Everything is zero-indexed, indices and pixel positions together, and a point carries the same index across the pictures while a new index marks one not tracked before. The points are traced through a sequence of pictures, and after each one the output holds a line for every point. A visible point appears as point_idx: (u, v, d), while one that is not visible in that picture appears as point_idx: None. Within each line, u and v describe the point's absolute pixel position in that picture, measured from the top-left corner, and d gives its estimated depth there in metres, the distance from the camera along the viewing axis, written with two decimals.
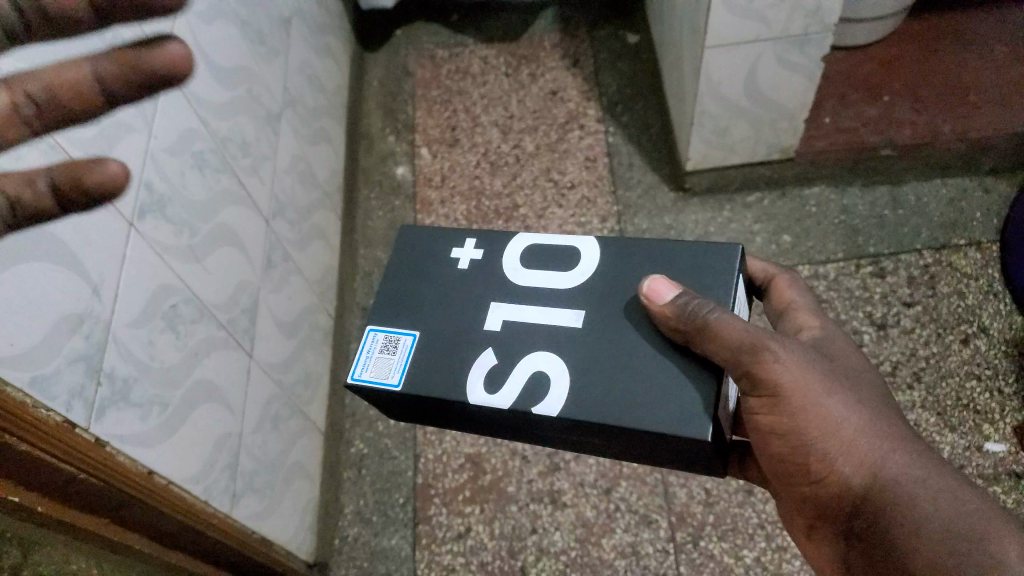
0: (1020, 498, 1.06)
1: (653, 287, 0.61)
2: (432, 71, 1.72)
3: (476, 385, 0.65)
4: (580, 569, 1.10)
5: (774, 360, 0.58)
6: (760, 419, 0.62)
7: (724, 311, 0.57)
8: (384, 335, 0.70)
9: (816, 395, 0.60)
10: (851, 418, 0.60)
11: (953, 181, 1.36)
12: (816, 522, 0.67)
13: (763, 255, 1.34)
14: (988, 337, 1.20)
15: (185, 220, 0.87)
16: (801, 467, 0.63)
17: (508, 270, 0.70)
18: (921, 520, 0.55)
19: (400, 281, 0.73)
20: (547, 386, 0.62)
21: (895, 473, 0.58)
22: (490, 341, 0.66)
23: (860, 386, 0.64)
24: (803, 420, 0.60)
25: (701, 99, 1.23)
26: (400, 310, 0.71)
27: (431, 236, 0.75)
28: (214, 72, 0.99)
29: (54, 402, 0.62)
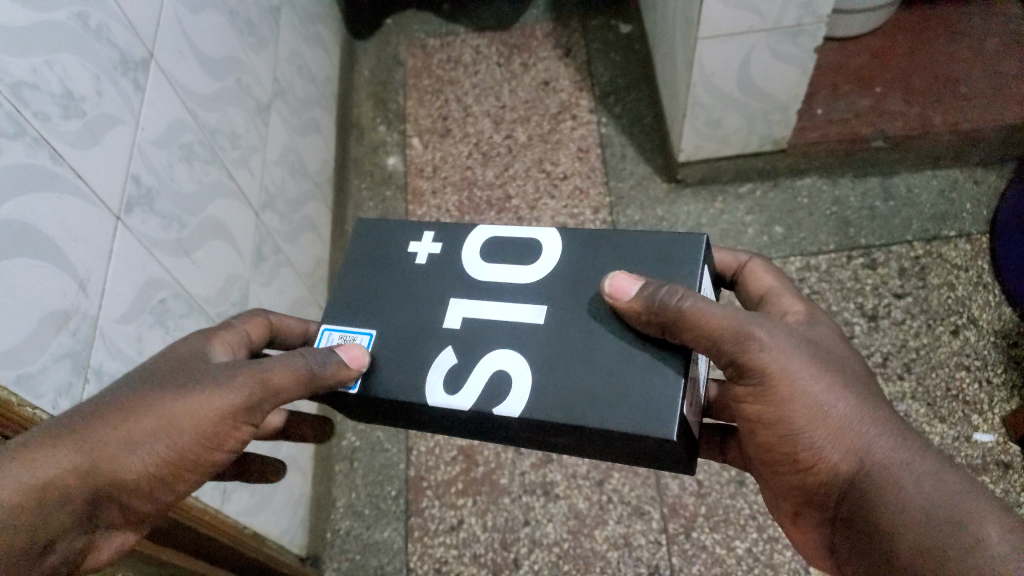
0: (1008, 488, 1.07)
1: (614, 283, 0.60)
2: (423, 60, 1.71)
3: (435, 386, 0.64)
4: (572, 561, 1.10)
5: (758, 349, 0.59)
6: (749, 408, 0.63)
7: (698, 298, 0.57)
8: (339, 334, 0.70)
9: (803, 383, 0.60)
10: (839, 403, 0.60)
11: (943, 174, 1.36)
12: (803, 510, 0.67)
13: (755, 246, 1.34)
14: (978, 328, 1.21)
15: (174, 213, 0.86)
16: (788, 455, 0.63)
17: (468, 265, 0.70)
18: (907, 503, 0.55)
19: (356, 281, 0.73)
20: (508, 387, 0.62)
21: (881, 458, 0.58)
22: (450, 339, 0.66)
23: (852, 370, 0.64)
24: (790, 408, 0.60)
25: (694, 91, 1.23)
26: (357, 310, 0.71)
27: (391, 230, 0.75)
28: (203, 62, 0.98)
29: (41, 401, 0.61)
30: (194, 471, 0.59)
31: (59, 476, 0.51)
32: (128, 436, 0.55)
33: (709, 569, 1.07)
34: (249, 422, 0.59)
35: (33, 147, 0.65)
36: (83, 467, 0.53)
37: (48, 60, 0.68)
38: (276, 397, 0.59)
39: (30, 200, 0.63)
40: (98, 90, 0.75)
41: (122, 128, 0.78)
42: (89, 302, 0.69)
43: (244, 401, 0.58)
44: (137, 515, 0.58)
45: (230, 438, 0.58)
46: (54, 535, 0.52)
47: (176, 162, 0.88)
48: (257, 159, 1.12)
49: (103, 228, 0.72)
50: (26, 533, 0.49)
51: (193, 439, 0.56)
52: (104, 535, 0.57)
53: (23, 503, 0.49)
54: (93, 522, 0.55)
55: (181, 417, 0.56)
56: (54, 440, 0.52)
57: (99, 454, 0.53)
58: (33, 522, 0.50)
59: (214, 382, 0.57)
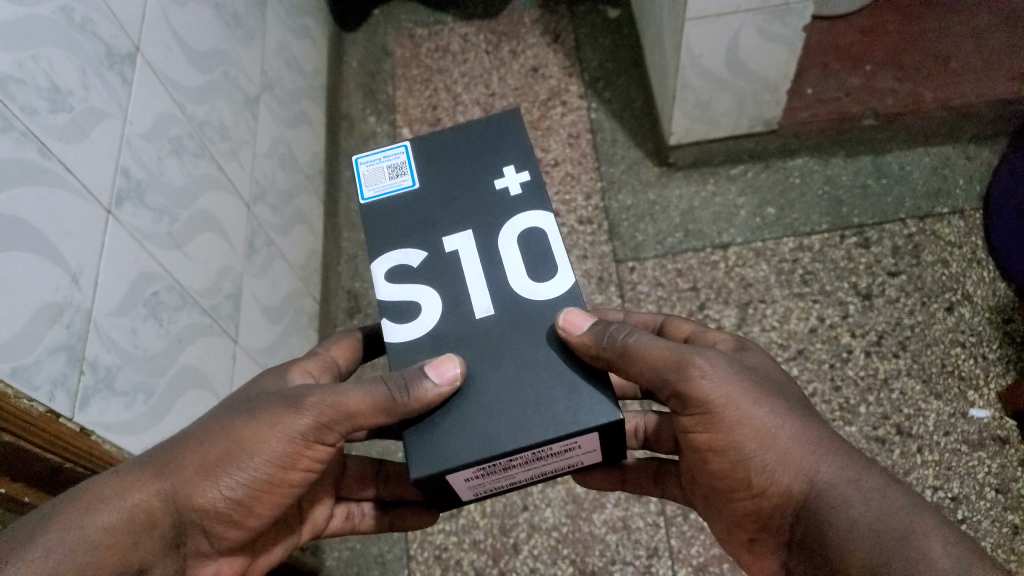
0: (1005, 463, 1.08)
1: (569, 315, 0.60)
2: (411, 50, 1.70)
3: (388, 263, 0.67)
4: (572, 544, 1.11)
5: (700, 375, 0.61)
6: (696, 438, 0.64)
7: (630, 338, 0.61)
8: (404, 159, 0.72)
9: (747, 406, 0.61)
10: (784, 426, 0.62)
11: (935, 151, 1.36)
12: (760, 534, 0.66)
13: (747, 228, 1.34)
14: (972, 305, 1.21)
15: (164, 206, 0.86)
16: (736, 482, 0.63)
17: (510, 223, 0.67)
18: (858, 522, 0.56)
19: (445, 151, 0.72)
20: (405, 320, 0.65)
21: (828, 477, 0.60)
22: (431, 247, 0.67)
23: (788, 394, 0.65)
24: (738, 431, 0.61)
25: (683, 72, 1.22)
26: (425, 163, 0.71)
27: (510, 141, 0.71)
28: (190, 56, 0.98)
29: (36, 393, 0.62)
30: (275, 492, 0.64)
31: (138, 505, 0.60)
32: (205, 465, 0.61)
33: (708, 550, 1.08)
34: (323, 442, 0.62)
35: (21, 141, 0.65)
36: (164, 496, 0.61)
37: (32, 54, 0.68)
38: (352, 422, 0.61)
39: (19, 193, 0.63)
40: (84, 84, 0.75)
41: (110, 122, 0.78)
42: (82, 295, 0.69)
43: (313, 423, 0.61)
44: (230, 532, 0.66)
45: (305, 458, 0.63)
46: (144, 557, 0.62)
47: (165, 157, 0.88)
48: (246, 151, 1.12)
49: (93, 220, 0.73)
50: (119, 555, 0.59)
51: (267, 462, 0.62)
52: (198, 553, 0.66)
53: (113, 531, 0.59)
54: (185, 545, 0.65)
55: (253, 442, 0.61)
56: (141, 478, 0.61)
57: (182, 483, 0.61)
58: (122, 545, 0.60)
59: (284, 408, 0.61)
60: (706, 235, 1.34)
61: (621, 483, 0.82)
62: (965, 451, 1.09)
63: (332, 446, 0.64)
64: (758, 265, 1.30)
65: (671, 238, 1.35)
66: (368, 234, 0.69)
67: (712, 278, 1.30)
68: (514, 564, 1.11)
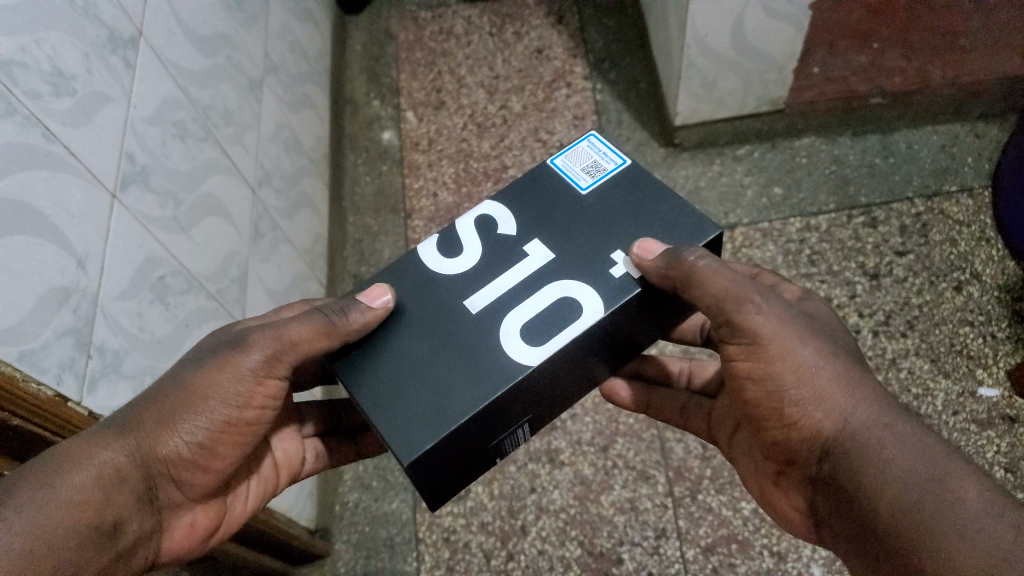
0: (1014, 441, 1.07)
1: (644, 245, 0.64)
2: (415, 32, 1.69)
3: (494, 212, 0.72)
4: (580, 526, 1.11)
5: (755, 312, 0.61)
6: (737, 367, 0.64)
7: (709, 259, 0.61)
8: (610, 170, 0.72)
9: (790, 339, 0.61)
10: (826, 367, 0.61)
11: (944, 129, 1.35)
12: (786, 469, 0.66)
13: (753, 209, 1.33)
14: (981, 283, 1.20)
15: (170, 189, 0.86)
16: (770, 414, 0.63)
17: (565, 283, 0.65)
18: (892, 460, 0.55)
19: (639, 199, 0.70)
20: (449, 259, 0.70)
21: (864, 420, 0.59)
22: (517, 229, 0.70)
23: (837, 343, 0.64)
24: (781, 362, 0.61)
25: (689, 52, 1.21)
26: (614, 188, 0.70)
27: (676, 234, 0.67)
28: (193, 39, 0.98)
29: (44, 376, 0.62)
30: (237, 431, 0.65)
31: (109, 463, 0.58)
32: (167, 412, 0.61)
33: (716, 530, 1.08)
34: (274, 376, 0.64)
35: (25, 126, 0.65)
36: (134, 450, 0.60)
37: (35, 38, 0.68)
38: (295, 352, 0.63)
39: (23, 177, 0.63)
40: (88, 67, 0.75)
41: (114, 106, 0.78)
42: (88, 279, 0.69)
43: (262, 357, 0.63)
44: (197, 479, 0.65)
45: (259, 393, 0.64)
46: (121, 514, 0.58)
47: (170, 140, 0.88)
48: (251, 136, 1.11)
49: (98, 205, 0.73)
50: (98, 510, 0.56)
51: (225, 402, 0.62)
52: (168, 507, 0.65)
53: (89, 487, 0.56)
54: (158, 500, 0.63)
55: (209, 384, 0.62)
56: (105, 436, 0.59)
57: (146, 433, 0.60)
58: (100, 501, 0.57)
59: (230, 349, 0.63)
60: (712, 217, 1.34)
61: (644, 406, 0.89)
62: (974, 430, 1.09)
63: (283, 380, 0.66)
64: (765, 246, 1.29)
65: None
66: (521, 180, 0.74)
67: None
68: (522, 546, 1.11)
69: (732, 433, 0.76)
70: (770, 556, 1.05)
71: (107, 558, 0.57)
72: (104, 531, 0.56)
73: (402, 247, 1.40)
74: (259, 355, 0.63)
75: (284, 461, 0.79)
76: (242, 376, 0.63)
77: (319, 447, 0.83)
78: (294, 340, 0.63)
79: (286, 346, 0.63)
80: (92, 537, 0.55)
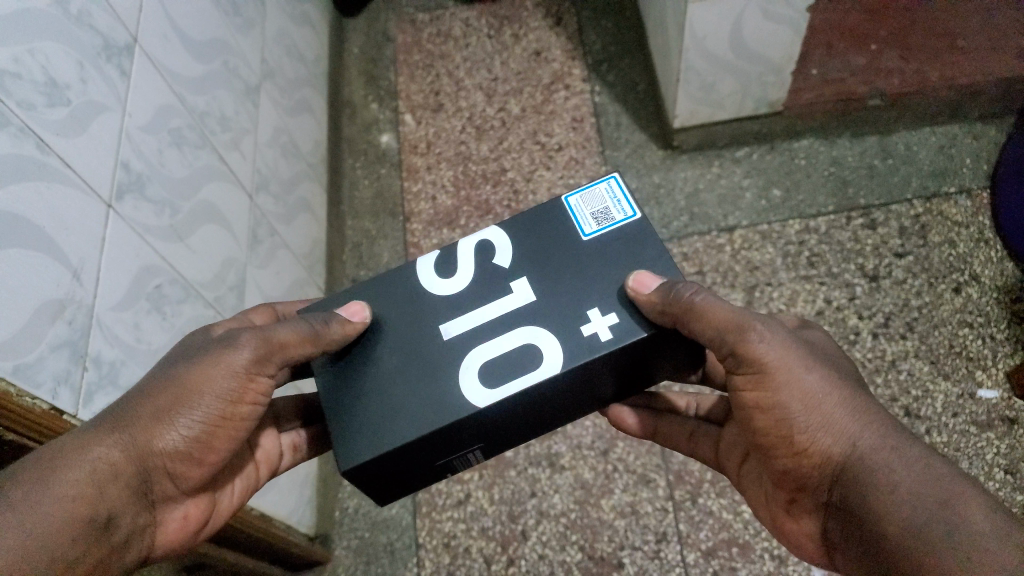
0: (1013, 443, 1.07)
1: (638, 277, 0.64)
2: (412, 34, 1.68)
3: (498, 239, 0.71)
4: (581, 531, 1.11)
5: (758, 340, 0.61)
6: (745, 396, 0.64)
7: (707, 293, 0.60)
8: (614, 222, 0.69)
9: (797, 369, 0.61)
10: (834, 394, 0.61)
11: (942, 130, 1.35)
12: (796, 497, 0.66)
13: (752, 212, 1.33)
14: (980, 285, 1.20)
15: (166, 198, 0.86)
16: (776, 441, 0.63)
17: (532, 331, 0.66)
18: (901, 484, 0.55)
19: (631, 256, 0.67)
20: (445, 274, 0.70)
21: (871, 445, 0.59)
22: (513, 263, 0.69)
23: (841, 371, 0.65)
24: (787, 391, 0.61)
25: (687, 55, 1.21)
26: (611, 242, 0.68)
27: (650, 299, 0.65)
28: (189, 45, 0.97)
29: (39, 390, 0.62)
30: (228, 427, 0.63)
31: (100, 462, 0.57)
32: (161, 408, 0.60)
33: (717, 534, 1.08)
34: (263, 373, 0.63)
35: (19, 137, 0.64)
36: (125, 448, 0.58)
37: (28, 48, 0.67)
38: (282, 355, 0.63)
39: (16, 189, 0.63)
40: (82, 77, 0.74)
41: (109, 115, 0.77)
42: (84, 291, 0.69)
43: (252, 354, 0.61)
44: (190, 476, 0.64)
45: (250, 390, 0.63)
46: (113, 512, 0.57)
47: (166, 148, 0.88)
48: (248, 142, 1.11)
49: (94, 215, 0.72)
50: (90, 505, 0.55)
51: (217, 398, 0.61)
52: (162, 502, 0.63)
53: (81, 483, 0.55)
54: (151, 496, 0.62)
55: (200, 381, 0.60)
56: (97, 432, 0.58)
57: (139, 428, 0.59)
58: (91, 496, 0.56)
59: (220, 346, 0.61)
60: (712, 219, 1.33)
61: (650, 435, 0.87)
62: (973, 432, 1.09)
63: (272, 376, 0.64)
64: (763, 248, 1.29)
65: (676, 223, 1.34)
66: (530, 211, 0.72)
67: (719, 262, 1.29)
68: (523, 551, 1.11)
69: (741, 462, 0.75)
70: (772, 559, 1.05)
71: (96, 553, 0.56)
72: (95, 526, 0.56)
73: (401, 250, 1.40)
74: (246, 351, 0.61)
75: (264, 457, 0.77)
76: (230, 371, 0.61)
77: (299, 440, 0.81)
78: (282, 339, 0.62)
79: (272, 344, 0.62)
80: (82, 533, 0.55)
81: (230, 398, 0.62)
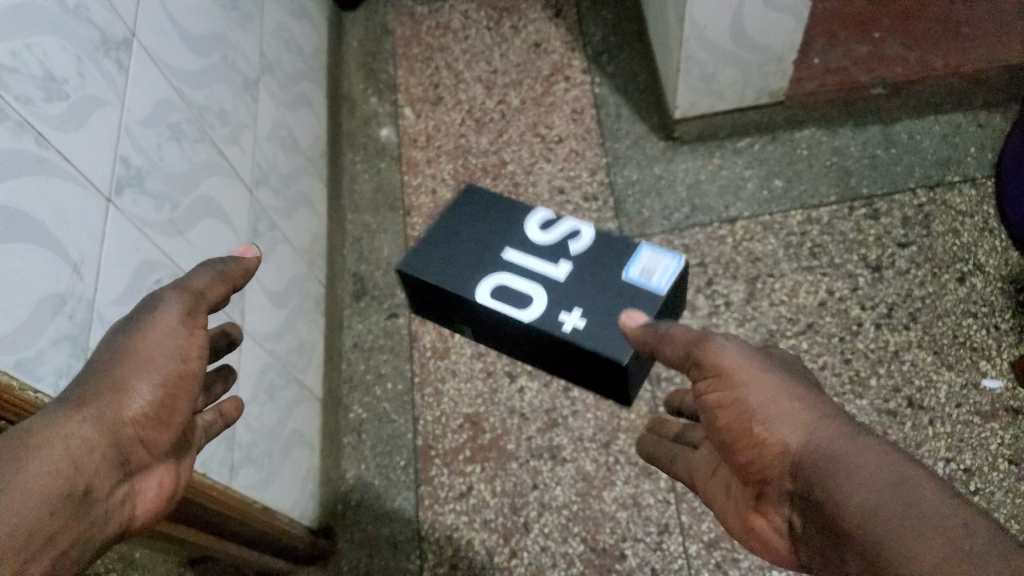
0: (1018, 433, 1.07)
1: None
2: (412, 28, 1.68)
3: None
4: (582, 523, 1.11)
5: (717, 343, 0.66)
6: (707, 395, 0.66)
7: None
8: None
9: (752, 367, 0.64)
10: (786, 391, 0.62)
11: (945, 119, 1.34)
12: (762, 490, 0.63)
13: (753, 202, 1.32)
14: (984, 275, 1.19)
15: (165, 192, 0.86)
16: (738, 435, 0.63)
17: None
18: (849, 465, 0.53)
19: None
20: None
21: (823, 433, 0.57)
22: None
23: (799, 376, 0.65)
24: (745, 385, 0.63)
25: (687, 44, 1.20)
26: None
27: None
28: (188, 40, 0.97)
29: (40, 383, 0.62)
30: (180, 386, 0.61)
31: (70, 439, 0.53)
32: (118, 376, 0.58)
33: (719, 526, 1.08)
34: (197, 327, 0.63)
35: (17, 131, 0.64)
36: (93, 422, 0.55)
37: (26, 42, 0.67)
38: (205, 300, 0.65)
39: (16, 183, 0.63)
40: (80, 71, 0.74)
41: (108, 109, 0.77)
42: (85, 286, 0.69)
43: (180, 309, 0.62)
44: (157, 446, 0.60)
45: (195, 345, 0.62)
46: (91, 483, 0.53)
47: (165, 142, 0.88)
48: (247, 137, 1.11)
49: (92, 210, 0.72)
50: (67, 479, 0.51)
51: (167, 357, 0.60)
52: (136, 480, 0.59)
53: (55, 458, 0.51)
54: (127, 468, 0.58)
55: (146, 344, 0.59)
56: (62, 410, 0.54)
57: (102, 400, 0.56)
58: (67, 470, 0.52)
59: (148, 308, 0.61)
60: (713, 210, 1.33)
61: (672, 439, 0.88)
62: (977, 422, 1.08)
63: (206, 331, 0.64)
64: (765, 239, 1.29)
65: (677, 214, 1.34)
66: None
67: (720, 253, 1.29)
68: (525, 543, 1.11)
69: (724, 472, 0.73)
70: None
71: (79, 529, 0.52)
72: (73, 500, 0.51)
73: (402, 244, 1.40)
74: (171, 304, 0.62)
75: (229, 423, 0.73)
76: (162, 325, 0.61)
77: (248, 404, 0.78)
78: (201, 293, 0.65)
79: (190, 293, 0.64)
80: (62, 506, 0.50)
81: (171, 354, 0.60)
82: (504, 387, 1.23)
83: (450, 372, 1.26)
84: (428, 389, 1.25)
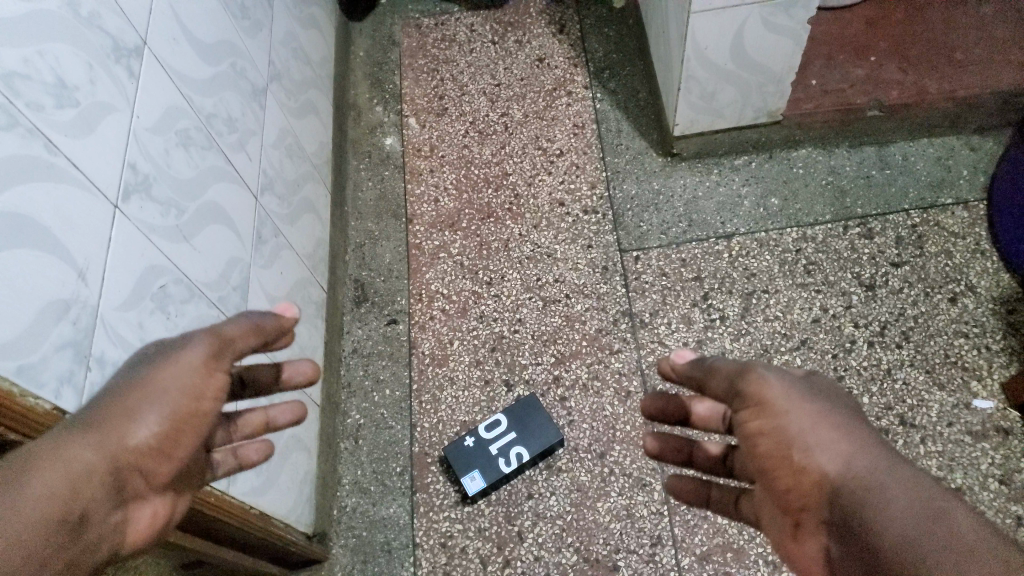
0: (1008, 454, 1.08)
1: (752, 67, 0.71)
2: (418, 39, 1.70)
3: None
4: (576, 533, 1.12)
5: (762, 373, 0.65)
6: (749, 426, 0.64)
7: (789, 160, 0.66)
8: None
9: (797, 397, 0.62)
10: (828, 422, 0.61)
11: (939, 142, 1.36)
12: (801, 517, 0.62)
13: (750, 219, 1.34)
14: (976, 295, 1.21)
15: (172, 199, 0.87)
16: (779, 464, 0.62)
17: None
18: (894, 504, 0.54)
19: None
20: None
21: (867, 466, 0.58)
22: None
23: (837, 402, 0.64)
24: (792, 414, 0.61)
25: (688, 65, 1.22)
26: None
27: None
28: (197, 48, 0.98)
29: (43, 390, 0.63)
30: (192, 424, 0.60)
31: (76, 462, 0.54)
32: (127, 405, 0.58)
33: (711, 538, 1.09)
34: (220, 369, 0.62)
35: (27, 137, 0.65)
36: (98, 447, 0.55)
37: (39, 49, 0.68)
38: (233, 348, 0.63)
39: (26, 190, 0.63)
40: (91, 78, 0.75)
41: (117, 115, 0.78)
42: (89, 291, 0.70)
43: (207, 350, 0.61)
44: (158, 480, 0.60)
45: (212, 388, 0.61)
46: (87, 507, 0.54)
47: (173, 149, 0.89)
48: (254, 143, 1.12)
49: (100, 215, 0.73)
50: (64, 504, 0.52)
51: (177, 393, 0.59)
52: (131, 510, 0.59)
53: (56, 480, 0.52)
54: (125, 493, 0.58)
55: (160, 376, 0.59)
56: (71, 432, 0.55)
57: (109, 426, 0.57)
58: (66, 492, 0.52)
59: (175, 347, 0.61)
60: (711, 226, 1.35)
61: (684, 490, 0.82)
62: (968, 441, 1.10)
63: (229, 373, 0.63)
64: (761, 256, 1.31)
65: (675, 229, 1.36)
66: None
67: (716, 269, 1.30)
68: (519, 552, 1.11)
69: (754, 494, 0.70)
70: (765, 565, 1.06)
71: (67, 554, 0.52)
72: (68, 524, 0.52)
73: (403, 252, 1.42)
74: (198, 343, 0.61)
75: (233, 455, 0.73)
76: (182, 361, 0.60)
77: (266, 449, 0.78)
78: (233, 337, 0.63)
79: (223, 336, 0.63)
80: (54, 530, 0.51)
81: (188, 394, 0.60)
82: (501, 397, 1.24)
83: (447, 380, 1.27)
84: (425, 397, 1.26)
